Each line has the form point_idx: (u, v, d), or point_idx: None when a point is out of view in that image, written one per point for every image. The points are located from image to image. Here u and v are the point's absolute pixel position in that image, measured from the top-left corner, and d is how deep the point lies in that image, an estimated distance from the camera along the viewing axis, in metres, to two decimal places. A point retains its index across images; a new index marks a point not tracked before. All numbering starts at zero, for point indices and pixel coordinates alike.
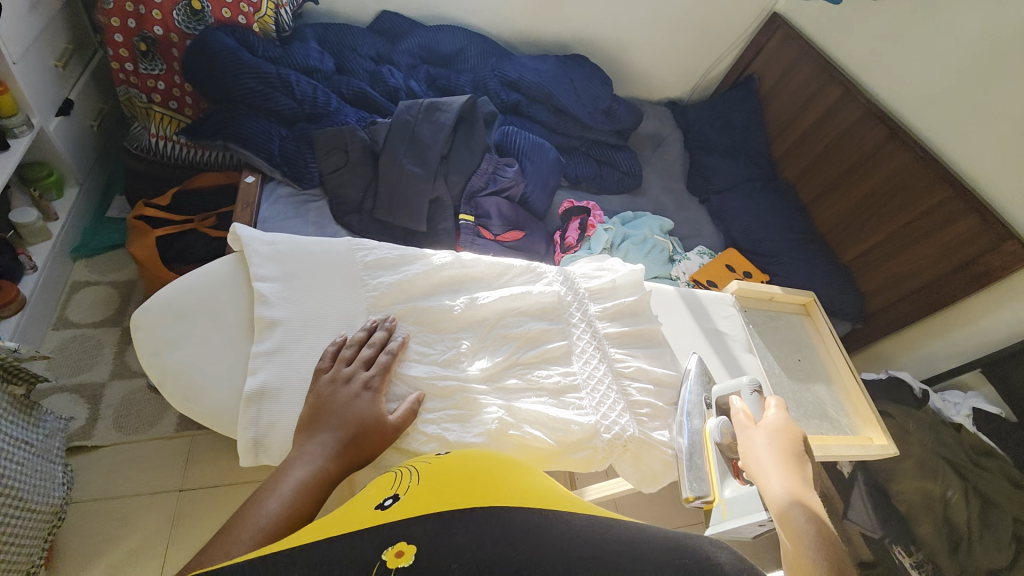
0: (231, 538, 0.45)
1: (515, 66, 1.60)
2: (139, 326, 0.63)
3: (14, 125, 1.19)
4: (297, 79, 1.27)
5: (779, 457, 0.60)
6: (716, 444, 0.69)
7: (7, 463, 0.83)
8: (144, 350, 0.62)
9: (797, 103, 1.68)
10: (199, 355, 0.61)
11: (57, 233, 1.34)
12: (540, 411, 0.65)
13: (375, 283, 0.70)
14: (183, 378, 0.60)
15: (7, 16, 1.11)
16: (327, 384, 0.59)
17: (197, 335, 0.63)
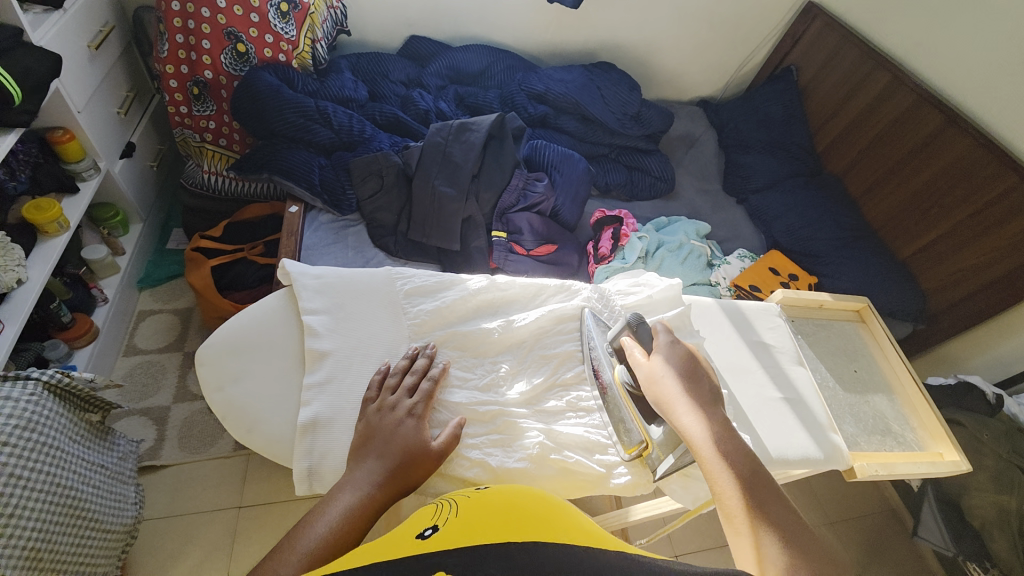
0: (280, 558, 0.46)
1: (541, 78, 1.61)
2: (202, 362, 0.66)
3: (82, 170, 1.31)
4: (334, 110, 1.33)
5: (693, 392, 0.59)
6: (628, 389, 0.66)
7: (85, 487, 0.90)
8: (208, 386, 0.65)
9: (842, 94, 1.60)
10: (260, 388, 0.65)
11: (125, 267, 1.46)
12: (579, 435, 0.67)
13: (415, 311, 0.72)
14: (243, 412, 0.64)
15: (71, 70, 1.22)
16: (375, 413, 0.60)
17: (258, 369, 0.66)
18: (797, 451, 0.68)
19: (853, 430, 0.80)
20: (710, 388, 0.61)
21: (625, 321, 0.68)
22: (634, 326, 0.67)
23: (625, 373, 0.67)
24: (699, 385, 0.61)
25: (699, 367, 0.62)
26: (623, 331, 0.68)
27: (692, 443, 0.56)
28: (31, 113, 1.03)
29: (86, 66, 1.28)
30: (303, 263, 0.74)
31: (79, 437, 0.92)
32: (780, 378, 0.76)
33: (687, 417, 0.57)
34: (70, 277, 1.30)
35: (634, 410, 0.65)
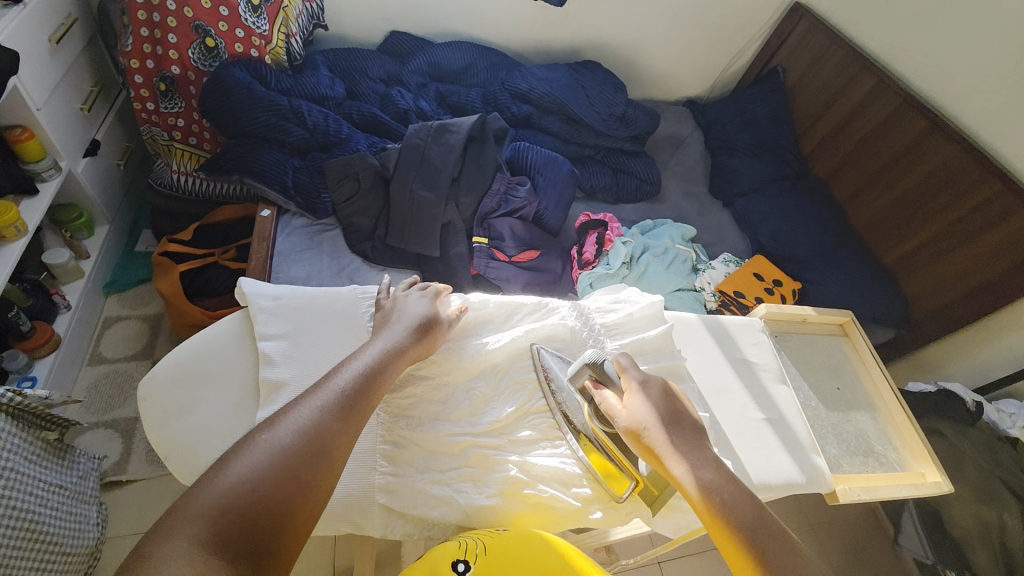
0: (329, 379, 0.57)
1: (525, 77, 1.57)
2: (146, 396, 0.62)
3: (42, 170, 1.24)
4: (308, 109, 1.28)
5: (682, 437, 0.59)
6: (605, 431, 0.63)
7: (43, 510, 0.85)
8: (150, 422, 0.61)
9: (827, 98, 1.60)
10: (209, 423, 0.61)
11: (89, 271, 1.39)
12: (553, 467, 0.65)
13: None
14: (188, 451, 0.59)
15: (30, 65, 1.15)
16: (392, 300, 0.71)
17: (206, 403, 0.62)
18: (778, 474, 0.67)
19: (836, 451, 0.79)
20: (694, 427, 0.61)
21: (581, 363, 0.66)
22: (594, 368, 0.65)
23: (594, 418, 0.64)
24: (686, 428, 0.61)
25: (676, 410, 0.61)
26: (583, 373, 0.65)
27: (684, 486, 0.56)
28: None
29: (46, 62, 1.21)
30: (260, 283, 0.71)
31: (34, 456, 0.87)
32: (763, 398, 0.74)
33: (680, 464, 0.57)
34: (29, 283, 1.23)
35: (615, 453, 0.63)
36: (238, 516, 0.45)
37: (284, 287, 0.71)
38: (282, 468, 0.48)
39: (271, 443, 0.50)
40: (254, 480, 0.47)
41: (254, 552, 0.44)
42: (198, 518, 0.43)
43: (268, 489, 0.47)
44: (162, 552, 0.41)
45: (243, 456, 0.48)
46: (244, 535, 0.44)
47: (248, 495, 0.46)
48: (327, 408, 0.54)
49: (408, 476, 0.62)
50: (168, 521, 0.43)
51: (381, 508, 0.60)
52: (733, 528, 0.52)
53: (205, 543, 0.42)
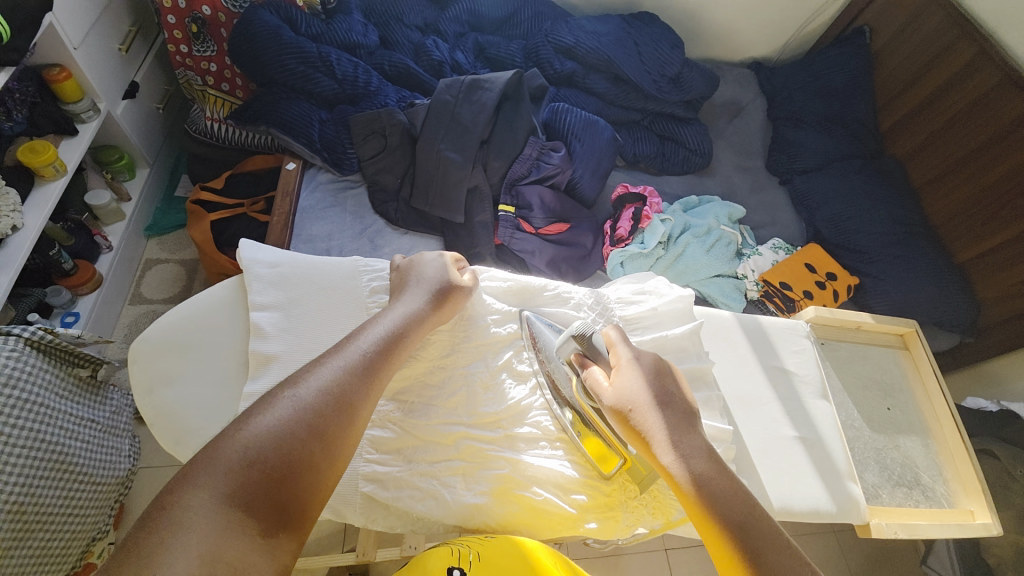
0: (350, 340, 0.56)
1: (571, 30, 1.43)
2: (135, 359, 0.61)
3: (82, 111, 1.26)
4: (337, 57, 1.22)
5: (669, 420, 0.54)
6: (591, 406, 0.59)
7: (75, 443, 0.92)
8: (138, 388, 0.60)
9: (916, 68, 1.38)
10: (196, 392, 0.60)
11: (131, 214, 1.44)
12: (551, 470, 0.61)
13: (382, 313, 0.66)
14: (174, 420, 0.59)
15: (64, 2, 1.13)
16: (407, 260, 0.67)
17: (194, 372, 0.62)
18: (805, 502, 0.61)
19: (876, 480, 0.72)
20: (686, 408, 0.55)
21: (569, 336, 0.60)
22: (581, 343, 0.60)
23: (580, 393, 0.60)
24: (675, 412, 0.54)
25: (668, 391, 0.55)
26: (570, 347, 0.60)
27: (671, 477, 0.52)
28: (21, 51, 0.96)
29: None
30: (260, 247, 0.68)
31: (66, 393, 0.93)
32: (798, 415, 0.67)
33: (664, 449, 0.52)
34: (72, 223, 1.28)
35: (602, 430, 0.59)
36: (263, 472, 0.44)
37: (280, 254, 0.68)
38: (305, 424, 0.48)
39: (294, 400, 0.49)
40: (276, 436, 0.46)
41: (275, 509, 0.44)
42: (220, 473, 0.43)
43: (290, 445, 0.46)
44: (188, 502, 0.41)
45: (266, 412, 0.48)
46: (265, 490, 0.44)
47: (272, 451, 0.45)
48: (348, 371, 0.53)
49: (395, 467, 0.59)
50: (191, 472, 0.43)
51: (364, 496, 0.58)
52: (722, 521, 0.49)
53: (229, 497, 0.42)
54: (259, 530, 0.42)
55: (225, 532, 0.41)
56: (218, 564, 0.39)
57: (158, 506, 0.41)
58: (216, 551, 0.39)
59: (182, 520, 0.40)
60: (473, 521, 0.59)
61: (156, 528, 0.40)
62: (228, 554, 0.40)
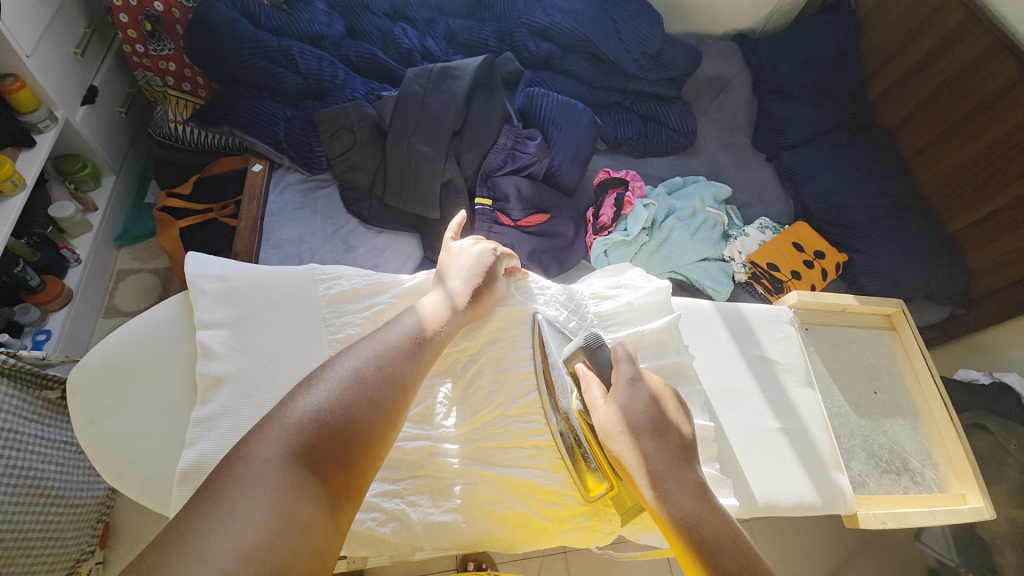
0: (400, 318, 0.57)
1: (545, 9, 1.37)
2: (74, 390, 0.59)
3: (38, 121, 1.20)
4: (301, 51, 1.17)
5: (662, 454, 0.50)
6: (588, 424, 0.55)
7: (48, 467, 0.89)
8: (79, 419, 0.58)
9: (904, 34, 1.34)
10: (141, 422, 0.58)
11: (98, 224, 1.39)
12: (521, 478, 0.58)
13: (340, 323, 0.64)
14: (118, 452, 0.57)
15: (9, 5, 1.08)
16: (451, 251, 0.66)
17: (139, 400, 0.59)
18: (789, 495, 0.59)
19: (863, 468, 0.70)
20: (680, 445, 0.51)
21: (580, 345, 0.57)
22: (591, 351, 0.56)
23: (579, 409, 0.56)
24: (668, 444, 0.51)
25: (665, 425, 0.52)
26: (579, 352, 0.57)
27: (659, 512, 0.49)
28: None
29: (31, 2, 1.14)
30: (209, 259, 0.65)
31: (35, 417, 0.89)
32: (781, 405, 0.65)
33: (658, 483, 0.49)
34: (37, 237, 1.23)
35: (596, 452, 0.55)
36: (328, 434, 0.45)
37: (230, 266, 0.65)
38: (363, 395, 0.48)
39: (350, 370, 0.50)
40: (335, 403, 0.47)
41: (337, 474, 0.44)
42: (285, 432, 0.44)
43: (352, 412, 0.47)
44: (260, 454, 0.43)
45: (323, 381, 0.48)
46: (331, 453, 0.44)
47: (334, 415, 0.46)
48: (401, 346, 0.53)
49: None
50: (261, 431, 0.44)
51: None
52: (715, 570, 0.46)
53: (295, 458, 0.43)
54: (323, 492, 0.43)
55: (292, 488, 0.41)
56: (289, 516, 0.40)
57: (235, 456, 0.43)
58: (286, 505, 0.40)
59: (255, 471, 0.42)
60: (444, 540, 0.56)
61: (231, 480, 0.41)
62: (294, 518, 0.40)
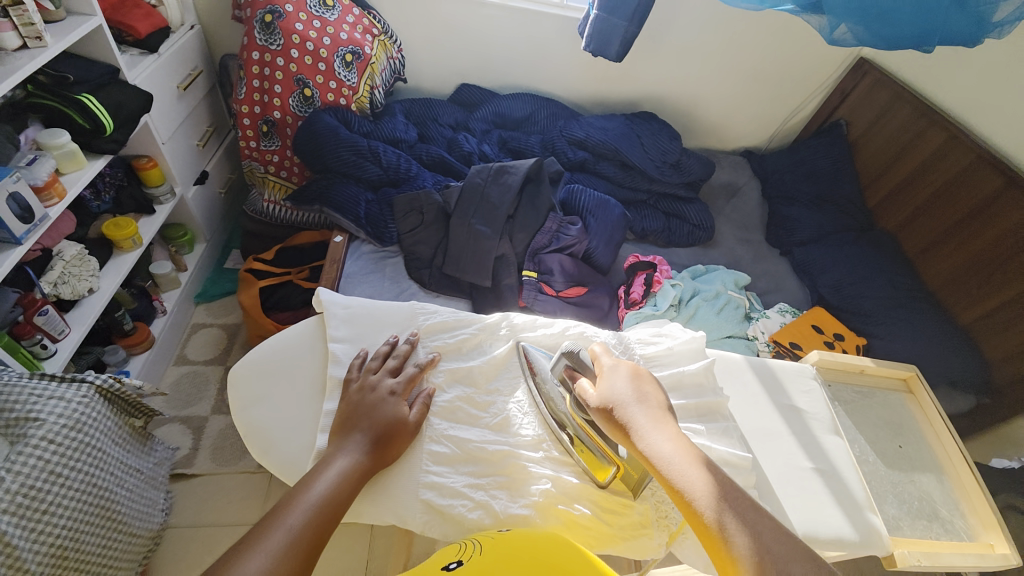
0: (289, 506, 0.50)
1: (582, 126, 1.66)
2: (235, 380, 0.70)
3: (161, 194, 1.44)
4: (384, 150, 1.42)
5: (649, 414, 0.58)
6: (585, 416, 0.64)
7: (120, 490, 0.97)
8: (234, 405, 0.68)
9: (893, 152, 1.56)
10: (279, 413, 0.67)
11: (186, 281, 1.58)
12: (588, 486, 0.64)
13: (434, 343, 0.75)
14: (261, 433, 0.66)
15: (160, 106, 1.36)
16: (357, 392, 0.64)
17: (279, 394, 0.69)
18: (828, 530, 0.63)
19: (896, 513, 0.74)
20: (663, 405, 0.59)
21: (562, 355, 0.68)
22: (571, 359, 0.67)
23: (574, 407, 0.65)
24: (653, 407, 0.59)
25: (652, 395, 0.60)
26: (562, 363, 0.68)
27: (650, 460, 0.55)
28: (119, 141, 1.16)
29: (174, 105, 1.43)
30: (336, 293, 0.79)
31: (121, 439, 1.00)
32: (812, 447, 0.71)
33: (637, 434, 0.56)
34: (137, 289, 1.43)
35: (593, 436, 0.64)
36: None
37: (352, 298, 0.79)
38: None
39: None
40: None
41: None
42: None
43: None
44: None
45: None
46: None
47: None
48: (286, 553, 0.46)
49: (448, 477, 0.63)
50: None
51: (423, 504, 0.60)
52: (700, 501, 0.51)
53: None
54: None
55: None
56: None
57: None
58: None
59: None
60: None
61: None
62: None
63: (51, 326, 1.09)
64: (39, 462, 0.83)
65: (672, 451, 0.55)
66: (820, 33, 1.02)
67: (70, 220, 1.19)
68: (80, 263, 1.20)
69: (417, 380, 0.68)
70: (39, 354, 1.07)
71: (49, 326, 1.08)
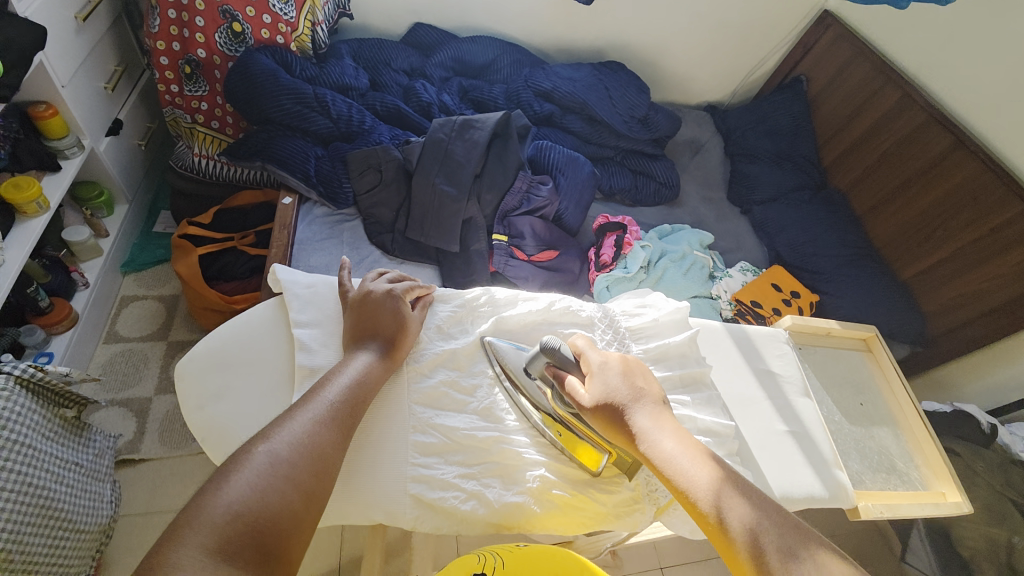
0: (323, 387, 0.56)
1: (548, 76, 1.56)
2: (183, 377, 0.63)
3: (65, 147, 1.23)
4: (333, 98, 1.27)
5: (649, 415, 0.59)
6: (568, 409, 0.65)
7: (59, 486, 0.88)
8: (187, 405, 0.61)
9: (850, 110, 1.58)
10: (242, 410, 0.61)
11: (108, 250, 1.39)
12: (576, 465, 0.65)
13: (438, 314, 0.72)
14: (223, 433, 0.60)
15: (57, 39, 1.13)
16: (361, 294, 0.67)
17: (240, 387, 0.63)
18: (800, 489, 0.67)
19: (859, 467, 0.79)
20: (660, 401, 0.62)
21: (539, 351, 0.66)
22: (552, 356, 0.65)
23: (555, 400, 0.65)
24: (650, 404, 0.61)
25: (648, 394, 0.61)
26: (541, 362, 0.66)
27: (653, 462, 0.57)
28: (11, 86, 0.95)
29: (73, 40, 1.19)
30: (295, 271, 0.72)
31: (52, 432, 0.90)
32: (786, 411, 0.74)
33: (640, 435, 0.58)
34: (48, 259, 1.24)
35: (582, 429, 0.65)
36: (247, 527, 0.42)
37: (316, 277, 0.72)
38: (289, 482, 0.46)
39: (269, 455, 0.47)
40: (257, 491, 0.44)
41: (261, 555, 0.42)
42: (204, 528, 0.41)
43: (274, 497, 0.45)
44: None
45: (241, 469, 0.45)
46: (250, 540, 0.42)
47: (253, 507, 0.43)
48: (320, 421, 0.52)
49: (437, 469, 0.60)
50: (178, 530, 0.40)
51: (412, 498, 0.58)
52: (700, 493, 0.54)
53: (217, 554, 0.40)
54: None
55: None
56: None
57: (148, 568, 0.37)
58: None
59: None
60: (513, 521, 0.61)
61: None
62: None
63: None
64: None
65: (679, 450, 0.57)
66: None
67: None
68: None
69: (416, 288, 0.71)
70: None
71: None
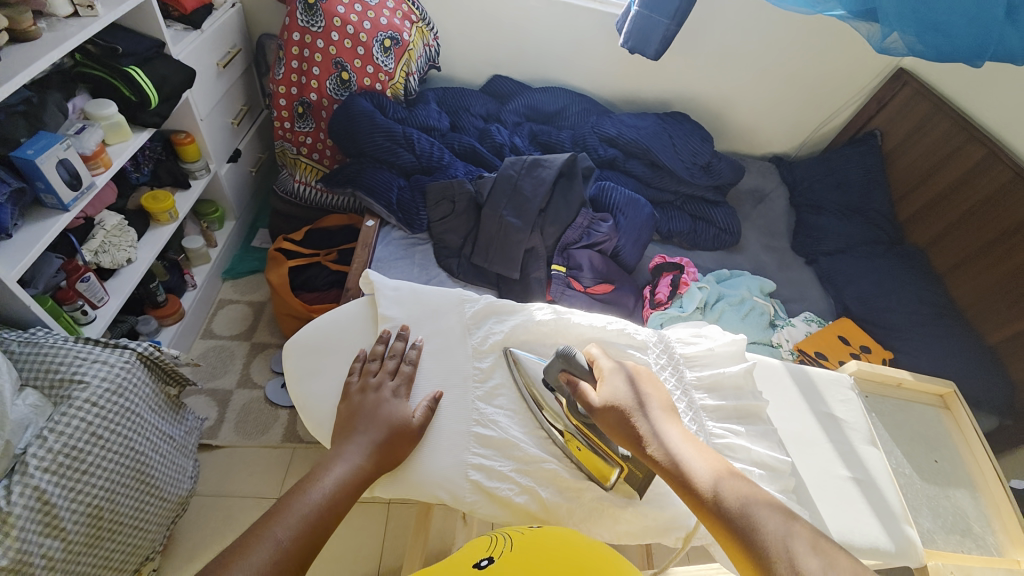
0: (279, 518, 0.50)
1: (614, 123, 1.65)
2: (289, 354, 0.73)
3: (196, 169, 1.46)
4: (418, 137, 1.43)
5: (655, 416, 0.60)
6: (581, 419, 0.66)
7: (154, 455, 1.00)
8: (288, 378, 0.71)
9: (927, 166, 1.54)
10: (332, 389, 0.69)
11: (216, 257, 1.60)
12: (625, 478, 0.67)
13: (499, 327, 0.78)
14: (314, 407, 0.68)
15: (201, 83, 1.38)
16: (356, 395, 0.64)
17: (334, 370, 0.71)
18: (865, 538, 0.66)
19: (930, 526, 0.75)
20: (667, 407, 0.62)
21: (556, 357, 0.67)
22: (567, 362, 0.66)
23: (570, 410, 0.66)
24: (660, 411, 0.61)
25: (660, 403, 0.62)
26: (558, 366, 0.67)
27: (658, 462, 0.57)
28: (162, 115, 1.18)
29: (212, 84, 1.44)
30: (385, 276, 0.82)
31: (156, 405, 1.03)
32: (850, 457, 0.73)
33: (647, 437, 0.58)
34: (168, 262, 1.46)
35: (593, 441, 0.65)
36: None
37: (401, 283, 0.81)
38: None
39: None
40: None
41: None
42: None
43: None
44: None
45: None
46: None
47: None
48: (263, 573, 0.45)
49: (495, 462, 0.66)
50: None
51: (472, 483, 0.64)
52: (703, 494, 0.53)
53: None
54: None
55: None
56: None
57: None
58: None
59: None
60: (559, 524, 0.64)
61: None
62: None
63: (92, 293, 1.13)
64: (83, 423, 0.88)
65: (687, 453, 0.56)
66: (870, 40, 1.03)
67: (111, 191, 1.23)
68: (119, 233, 1.24)
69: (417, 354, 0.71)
70: (79, 319, 1.11)
71: (90, 293, 1.12)
